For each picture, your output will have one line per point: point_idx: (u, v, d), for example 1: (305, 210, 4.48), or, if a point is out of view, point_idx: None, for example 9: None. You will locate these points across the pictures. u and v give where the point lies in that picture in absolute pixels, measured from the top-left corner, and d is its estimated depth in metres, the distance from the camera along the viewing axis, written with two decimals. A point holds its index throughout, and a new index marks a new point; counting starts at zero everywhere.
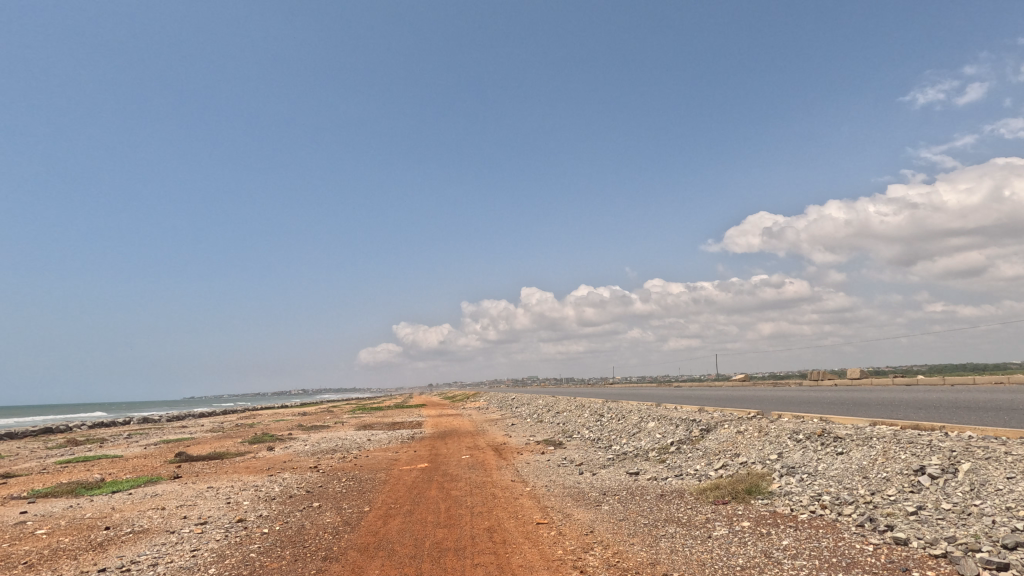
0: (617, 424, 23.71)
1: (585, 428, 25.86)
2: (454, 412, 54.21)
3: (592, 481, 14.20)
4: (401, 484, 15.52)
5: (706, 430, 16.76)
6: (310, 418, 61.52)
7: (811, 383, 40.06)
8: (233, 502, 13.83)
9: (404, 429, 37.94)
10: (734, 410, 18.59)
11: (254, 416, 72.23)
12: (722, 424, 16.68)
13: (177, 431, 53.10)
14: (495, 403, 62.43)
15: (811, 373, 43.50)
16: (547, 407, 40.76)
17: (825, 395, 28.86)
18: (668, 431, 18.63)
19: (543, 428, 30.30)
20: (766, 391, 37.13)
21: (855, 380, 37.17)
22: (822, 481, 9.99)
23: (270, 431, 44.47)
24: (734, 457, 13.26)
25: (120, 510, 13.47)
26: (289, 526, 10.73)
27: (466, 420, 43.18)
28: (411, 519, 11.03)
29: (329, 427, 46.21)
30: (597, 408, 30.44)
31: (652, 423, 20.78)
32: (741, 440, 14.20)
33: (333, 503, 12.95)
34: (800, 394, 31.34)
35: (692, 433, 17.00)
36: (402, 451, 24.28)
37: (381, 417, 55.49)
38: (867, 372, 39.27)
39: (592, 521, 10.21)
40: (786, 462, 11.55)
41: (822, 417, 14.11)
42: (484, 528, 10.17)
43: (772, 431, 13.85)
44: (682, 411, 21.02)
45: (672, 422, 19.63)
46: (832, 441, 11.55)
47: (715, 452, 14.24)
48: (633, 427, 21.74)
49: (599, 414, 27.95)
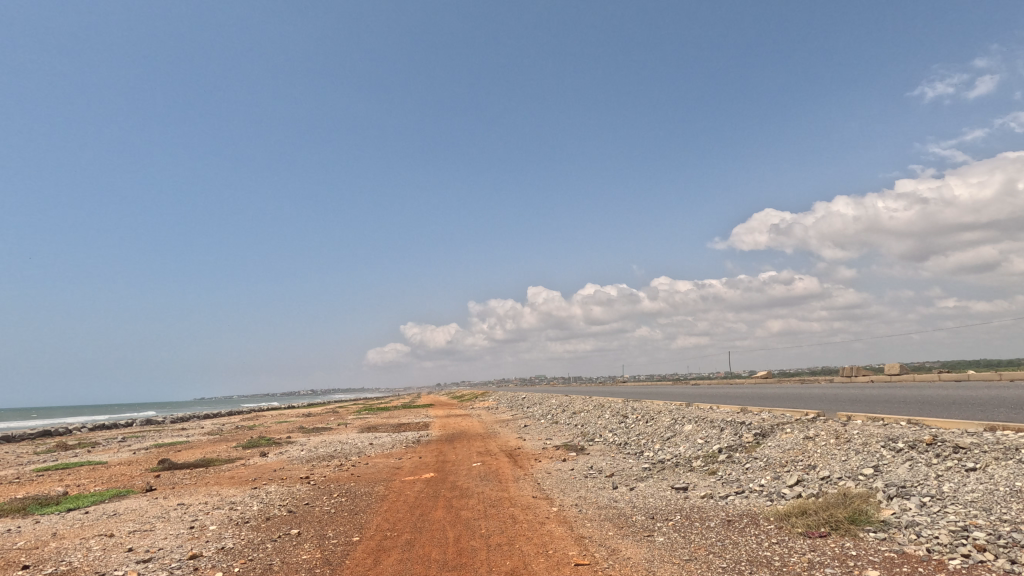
0: (646, 426, 21.19)
1: (609, 431, 23.30)
2: (463, 412, 51.65)
3: (632, 500, 11.70)
4: (402, 501, 13.09)
5: (761, 435, 14.17)
6: (313, 420, 59.39)
7: (845, 380, 37.16)
8: (196, 527, 11.42)
9: (409, 431, 35.51)
10: (789, 411, 15.99)
11: (257, 417, 70.17)
12: (780, 428, 14.09)
13: (175, 433, 50.91)
14: (505, 402, 59.87)
15: (843, 368, 40.62)
16: (561, 407, 38.11)
17: (872, 392, 26.07)
18: (711, 436, 16.06)
19: (559, 431, 27.80)
20: (799, 389, 34.35)
21: (896, 376, 34.28)
22: (960, 509, 7.41)
23: (269, 433, 42.27)
24: (810, 471, 10.72)
25: (60, 538, 11.06)
26: (252, 566, 8.32)
27: (476, 421, 40.74)
28: (411, 557, 8.55)
29: (332, 429, 43.78)
30: (618, 409, 27.79)
31: (689, 427, 18.18)
32: (813, 449, 11.62)
33: (316, 530, 10.51)
34: (840, 391, 28.62)
35: (743, 438, 14.44)
36: (406, 457, 21.78)
37: (387, 417, 53.21)
38: (907, 366, 36.37)
39: (649, 562, 7.71)
40: (891, 479, 8.97)
41: (914, 421, 11.48)
42: (505, 572, 7.66)
43: (855, 437, 11.26)
44: (723, 413, 18.37)
45: (713, 424, 17.07)
46: (953, 452, 8.97)
47: (782, 463, 11.70)
48: (666, 430, 19.21)
49: (622, 415, 25.34)
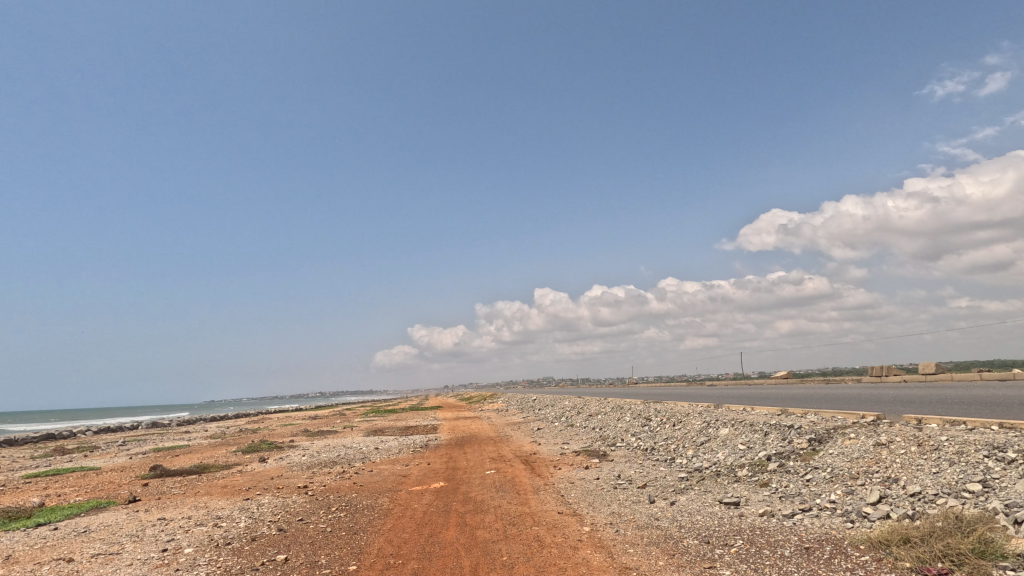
0: (674, 430, 19.45)
1: (631, 435, 21.59)
2: (472, 414, 49.96)
3: (677, 519, 9.99)
4: (409, 518, 11.45)
5: (816, 441, 12.38)
6: (320, 422, 58.00)
7: (875, 380, 35.22)
8: (169, 550, 9.85)
9: (417, 434, 33.91)
10: (843, 414, 14.20)
11: (263, 420, 68.88)
12: (839, 432, 12.31)
13: (178, 437, 49.43)
14: (516, 404, 58.13)
15: (872, 368, 38.59)
16: (576, 409, 36.33)
17: (913, 392, 24.17)
18: (754, 441, 14.29)
19: (576, 434, 26.13)
20: (828, 390, 32.40)
21: (932, 376, 32.27)
22: None
23: (272, 437, 40.71)
24: (895, 485, 8.95)
25: (11, 563, 9.51)
26: None
27: (487, 423, 38.98)
28: None
29: (337, 432, 42.15)
30: (639, 411, 26.00)
31: (726, 430, 16.40)
32: (890, 458, 9.85)
33: (306, 556, 8.87)
34: (876, 391, 26.67)
35: (795, 444, 12.65)
36: (414, 464, 20.13)
37: (395, 419, 51.66)
38: (943, 366, 34.33)
39: None
40: (1013, 499, 7.22)
41: (1011, 426, 9.70)
42: None
43: (944, 444, 9.47)
44: (762, 416, 16.58)
45: (754, 428, 15.29)
46: None
47: (854, 475, 9.93)
48: (698, 434, 17.43)
49: (644, 418, 23.57)
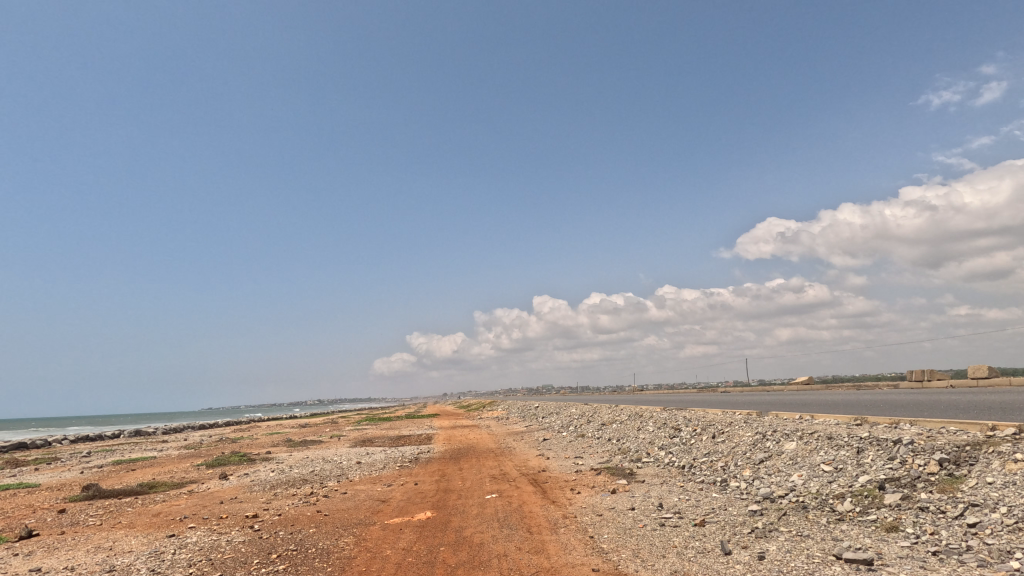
0: (716, 443, 15.79)
1: (659, 449, 17.92)
2: (469, 423, 46.33)
3: None
4: None
5: (948, 463, 8.83)
6: (309, 431, 54.37)
7: (917, 384, 31.87)
8: None
9: (408, 446, 30.24)
10: (961, 426, 10.68)
11: (248, 428, 64.92)
12: (981, 452, 8.78)
13: (151, 447, 45.40)
14: (517, 411, 54.37)
15: (910, 372, 35.04)
16: (584, 417, 32.71)
17: (983, 396, 20.78)
18: (845, 461, 10.66)
19: (589, 448, 22.52)
20: (868, 395, 28.99)
21: (984, 381, 28.75)
22: None
23: (249, 448, 36.86)
24: None
25: None
26: None
27: (486, 433, 35.39)
28: None
29: (321, 443, 38.30)
30: (662, 420, 22.38)
31: (794, 445, 12.75)
32: None
33: None
34: (934, 396, 23.28)
35: (917, 468, 9.06)
36: (397, 485, 16.43)
37: (389, 428, 48.14)
38: (993, 369, 30.92)
39: None
40: None
41: None
42: None
43: None
44: (838, 427, 13.01)
45: (836, 442, 11.69)
46: None
47: None
48: (752, 450, 13.78)
49: (672, 428, 19.97)
